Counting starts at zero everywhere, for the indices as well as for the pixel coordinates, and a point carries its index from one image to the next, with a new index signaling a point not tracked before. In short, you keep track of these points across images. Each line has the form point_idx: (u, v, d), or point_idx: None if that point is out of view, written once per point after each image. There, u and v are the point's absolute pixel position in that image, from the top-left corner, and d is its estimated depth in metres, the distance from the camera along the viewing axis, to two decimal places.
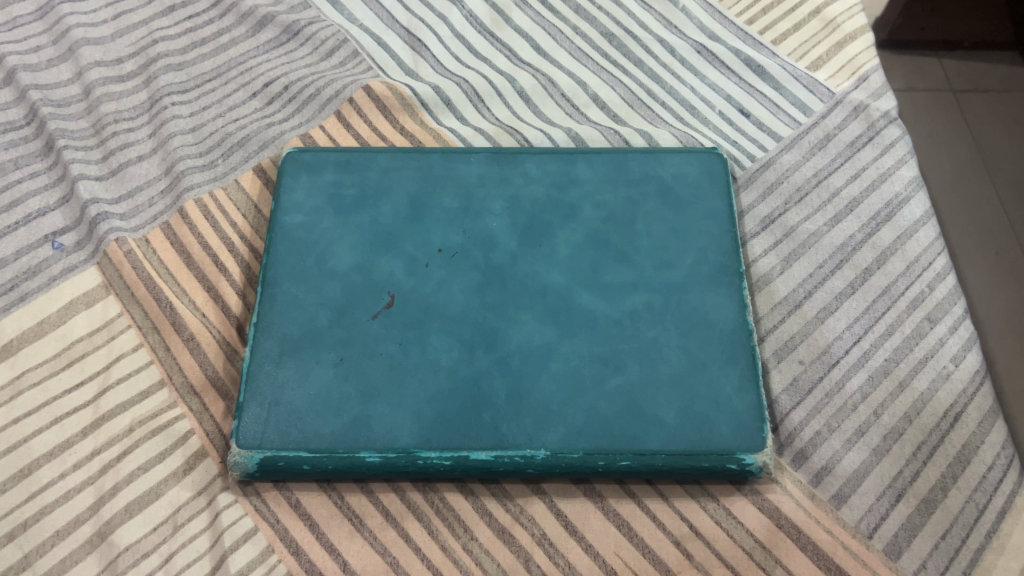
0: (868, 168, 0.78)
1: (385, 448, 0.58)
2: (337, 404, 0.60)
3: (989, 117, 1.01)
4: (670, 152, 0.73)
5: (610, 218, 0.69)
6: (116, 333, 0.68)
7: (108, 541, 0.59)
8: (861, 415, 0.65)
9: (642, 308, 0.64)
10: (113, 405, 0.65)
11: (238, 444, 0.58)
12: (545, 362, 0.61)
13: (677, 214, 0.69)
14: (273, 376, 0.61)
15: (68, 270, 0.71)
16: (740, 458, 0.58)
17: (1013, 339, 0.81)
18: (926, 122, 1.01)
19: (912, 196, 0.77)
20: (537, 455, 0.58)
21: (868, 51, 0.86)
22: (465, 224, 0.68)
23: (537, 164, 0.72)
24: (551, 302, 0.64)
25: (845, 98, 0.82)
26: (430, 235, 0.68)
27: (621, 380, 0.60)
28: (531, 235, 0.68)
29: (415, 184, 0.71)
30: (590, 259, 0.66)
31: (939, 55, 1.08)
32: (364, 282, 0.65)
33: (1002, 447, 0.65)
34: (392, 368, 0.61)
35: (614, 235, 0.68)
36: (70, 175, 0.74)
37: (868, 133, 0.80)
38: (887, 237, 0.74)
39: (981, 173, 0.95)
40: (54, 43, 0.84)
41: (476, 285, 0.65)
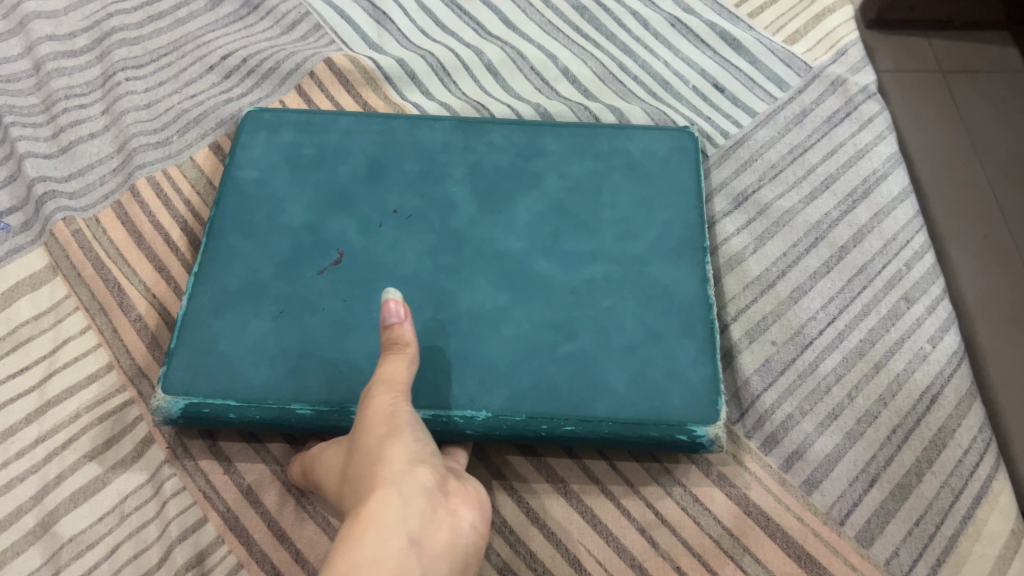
0: (845, 144, 0.76)
1: (319, 402, 0.56)
2: (272, 359, 0.57)
3: (977, 97, 0.99)
4: (642, 127, 0.71)
5: (573, 190, 0.66)
6: (63, 316, 0.66)
7: (51, 531, 0.57)
8: (834, 398, 0.63)
9: (600, 277, 0.61)
10: (59, 391, 0.63)
11: (164, 389, 0.56)
12: (495, 324, 0.58)
13: (644, 187, 0.66)
14: (208, 326, 0.58)
15: (14, 251, 0.68)
16: (690, 427, 0.55)
17: (997, 322, 0.79)
18: (914, 101, 0.99)
19: (890, 173, 0.74)
20: (479, 416, 0.55)
21: (847, 25, 0.84)
22: (424, 188, 0.66)
23: (504, 133, 0.70)
24: (506, 269, 0.61)
25: (823, 72, 0.80)
26: (387, 196, 0.65)
27: (573, 345, 0.58)
28: (490, 202, 0.65)
29: (375, 147, 0.68)
30: (549, 227, 0.64)
31: (928, 36, 1.05)
32: (312, 239, 0.62)
33: (980, 430, 0.63)
34: (334, 325, 0.58)
35: (576, 205, 0.65)
36: (17, 153, 0.72)
37: (845, 108, 0.78)
38: (864, 215, 0.72)
39: (969, 153, 0.93)
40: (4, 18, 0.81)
41: (428, 249, 0.62)
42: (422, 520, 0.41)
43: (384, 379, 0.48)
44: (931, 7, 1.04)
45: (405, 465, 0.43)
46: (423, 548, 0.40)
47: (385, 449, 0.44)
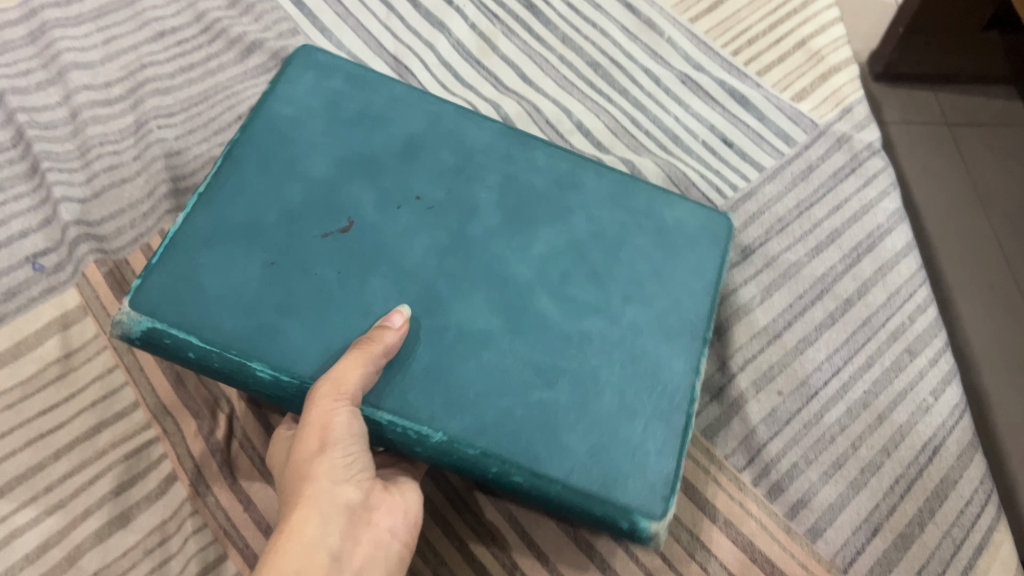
0: (850, 200, 0.78)
1: (280, 367, 0.50)
2: (246, 306, 0.51)
3: (986, 150, 1.05)
4: (686, 200, 0.66)
5: (597, 234, 0.61)
6: (92, 355, 0.69)
7: (77, 565, 0.60)
8: (839, 447, 0.65)
9: (600, 327, 0.56)
10: (88, 427, 0.65)
11: (130, 304, 0.51)
12: (479, 350, 0.53)
13: (667, 254, 0.61)
14: (191, 252, 0.52)
15: (47, 291, 0.71)
16: (640, 519, 0.50)
17: (1004, 376, 0.87)
18: (923, 153, 1.04)
19: (893, 228, 0.77)
20: (434, 437, 0.50)
21: (853, 83, 0.86)
22: (453, 183, 0.60)
23: (548, 155, 0.64)
24: (507, 294, 0.56)
25: (829, 129, 0.83)
26: (413, 177, 0.59)
27: (548, 396, 0.53)
28: (512, 224, 0.59)
29: (418, 124, 0.63)
30: (564, 260, 0.58)
31: (935, 90, 1.10)
32: (328, 195, 0.56)
33: (981, 481, 0.64)
34: (319, 295, 0.52)
35: (598, 248, 0.60)
36: (53, 197, 0.75)
37: (850, 165, 0.80)
38: (868, 269, 0.74)
39: (977, 210, 0.99)
40: (44, 67, 0.83)
41: (435, 248, 0.56)
42: (342, 540, 0.45)
43: (328, 379, 0.47)
44: (938, 63, 1.07)
45: (330, 485, 0.46)
46: (342, 565, 0.45)
47: (309, 467, 0.46)
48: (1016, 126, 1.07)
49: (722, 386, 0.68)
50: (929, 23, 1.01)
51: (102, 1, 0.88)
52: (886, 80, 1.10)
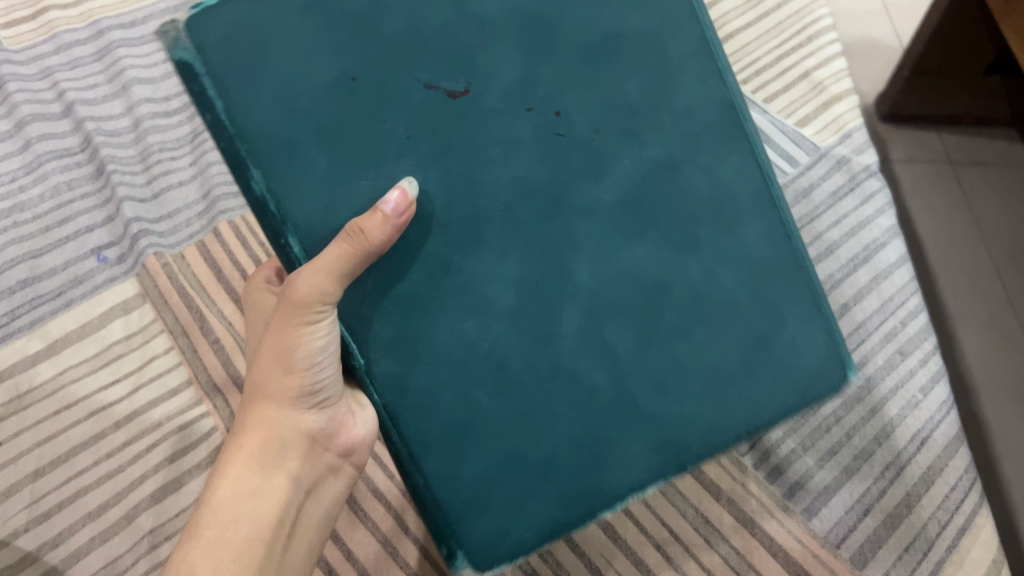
0: (849, 216, 0.84)
1: (275, 197, 0.45)
2: (290, 109, 0.45)
3: (986, 189, 1.11)
4: (825, 327, 0.55)
5: (698, 294, 0.52)
6: (150, 337, 0.75)
7: (134, 523, 0.66)
8: (834, 436, 0.70)
9: (618, 375, 0.51)
10: (145, 401, 0.71)
11: (187, 25, 0.44)
12: (468, 314, 0.49)
13: (746, 359, 0.52)
14: (287, 9, 0.45)
15: (109, 280, 0.78)
16: (458, 550, 0.49)
17: (995, 393, 0.94)
18: (926, 190, 1.11)
19: (889, 242, 0.82)
20: (356, 359, 0.48)
21: (853, 111, 0.92)
22: (605, 125, 0.51)
23: (740, 163, 0.53)
24: (539, 284, 0.50)
25: (829, 152, 0.89)
26: (565, 91, 0.50)
27: (489, 404, 0.49)
28: (626, 216, 0.51)
29: (638, 24, 0.51)
30: (645, 298, 0.51)
31: (939, 131, 1.16)
32: (469, 45, 0.48)
33: (966, 470, 0.69)
34: (368, 147, 0.46)
35: (682, 301, 0.52)
36: (117, 197, 0.82)
37: (849, 184, 0.87)
38: (864, 277, 0.80)
39: (977, 241, 1.07)
40: (108, 81, 0.91)
41: (519, 186, 0.49)
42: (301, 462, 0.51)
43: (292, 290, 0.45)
44: (942, 104, 1.13)
45: (292, 412, 0.50)
46: (299, 484, 0.51)
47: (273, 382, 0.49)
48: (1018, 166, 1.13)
49: None
50: (933, 65, 1.07)
51: (162, 24, 0.95)
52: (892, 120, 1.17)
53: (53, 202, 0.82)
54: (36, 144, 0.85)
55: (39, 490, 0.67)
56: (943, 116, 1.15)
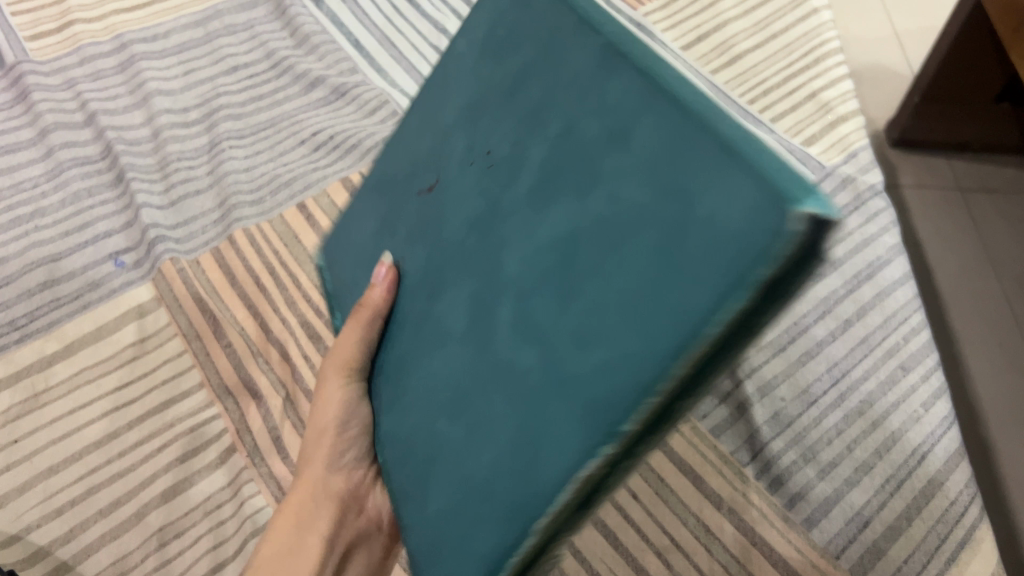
0: (853, 234, 0.85)
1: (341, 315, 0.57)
2: (356, 248, 0.58)
3: (996, 218, 1.14)
4: (772, 175, 0.26)
5: (601, 223, 0.33)
6: (164, 340, 0.76)
7: (144, 520, 0.67)
8: (835, 448, 0.71)
9: (542, 359, 0.34)
10: (158, 402, 0.73)
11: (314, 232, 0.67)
12: (434, 347, 0.44)
13: (665, 274, 0.29)
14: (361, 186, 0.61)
15: (126, 284, 0.80)
16: None
17: (1008, 411, 0.95)
18: (935, 217, 1.14)
19: (892, 259, 0.84)
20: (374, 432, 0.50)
21: (859, 131, 0.94)
22: (514, 96, 0.42)
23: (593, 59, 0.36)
24: (464, 289, 0.42)
25: (834, 171, 0.90)
26: (481, 98, 0.46)
27: (445, 431, 0.42)
28: (529, 166, 0.39)
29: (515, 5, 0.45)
30: (554, 248, 0.35)
31: (949, 157, 1.20)
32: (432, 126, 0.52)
33: (967, 484, 0.70)
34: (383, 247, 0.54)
35: (589, 240, 0.33)
36: (135, 203, 0.84)
37: (853, 203, 0.88)
38: (867, 294, 0.81)
39: (988, 267, 1.09)
40: (130, 93, 0.94)
41: (457, 201, 0.45)
42: (334, 525, 0.57)
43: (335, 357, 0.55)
44: (953, 130, 1.17)
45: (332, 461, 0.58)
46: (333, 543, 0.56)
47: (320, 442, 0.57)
48: None
49: (729, 392, 0.75)
50: (942, 92, 1.12)
51: (184, 39, 0.99)
52: (902, 146, 1.21)
53: (73, 207, 0.84)
54: (58, 151, 0.87)
55: (53, 487, 0.68)
56: (954, 141, 1.19)
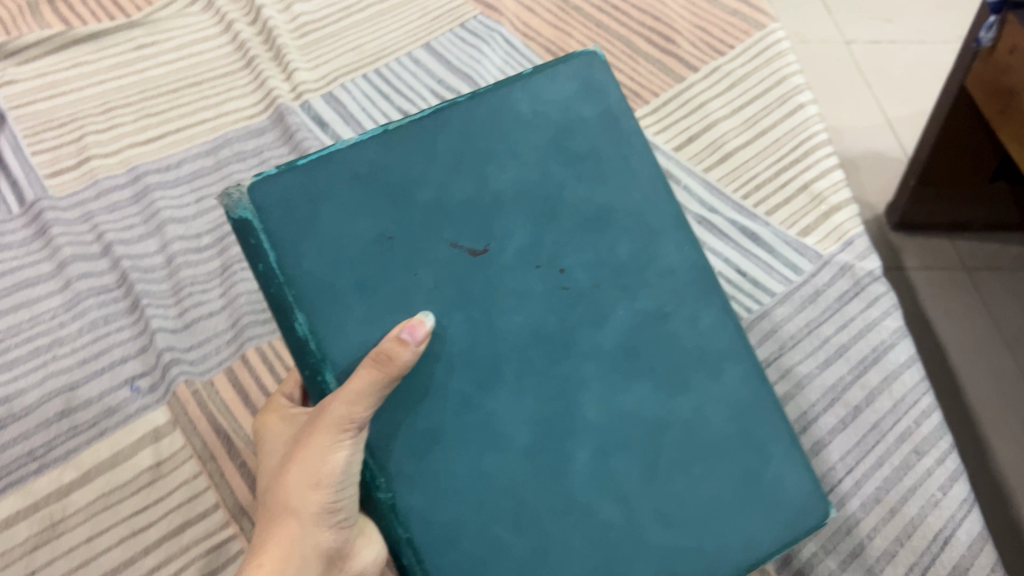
0: (855, 319, 0.86)
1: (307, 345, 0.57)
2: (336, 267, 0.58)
3: (1005, 294, 1.49)
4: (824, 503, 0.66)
5: (689, 426, 0.64)
6: (180, 462, 0.78)
7: None
8: (855, 538, 0.71)
9: (622, 511, 0.61)
10: (173, 525, 0.73)
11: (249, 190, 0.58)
12: (490, 449, 0.59)
13: (745, 485, 0.64)
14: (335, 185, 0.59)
15: (141, 409, 0.81)
16: None
17: None
18: (954, 297, 1.49)
19: (896, 343, 0.84)
20: (382, 493, 0.57)
21: (852, 220, 0.96)
22: (563, 277, 0.63)
23: (711, 320, 0.67)
24: (547, 412, 0.61)
25: (832, 259, 0.92)
26: (569, 257, 0.64)
27: (511, 537, 0.58)
28: (625, 362, 0.64)
29: (622, 205, 0.67)
30: (635, 433, 0.63)
31: (952, 239, 1.57)
32: (482, 217, 0.63)
33: (991, 569, 0.70)
34: (396, 298, 0.59)
35: (674, 443, 0.63)
36: (149, 328, 0.86)
37: (853, 289, 0.89)
38: (874, 378, 0.81)
39: (1002, 348, 1.41)
40: (144, 222, 0.97)
41: (534, 329, 0.62)
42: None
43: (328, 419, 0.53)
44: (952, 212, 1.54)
45: (314, 528, 0.55)
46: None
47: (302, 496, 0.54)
48: None
49: None
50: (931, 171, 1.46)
51: (195, 168, 1.03)
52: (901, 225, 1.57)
53: (91, 335, 0.86)
54: (76, 281, 0.90)
55: None
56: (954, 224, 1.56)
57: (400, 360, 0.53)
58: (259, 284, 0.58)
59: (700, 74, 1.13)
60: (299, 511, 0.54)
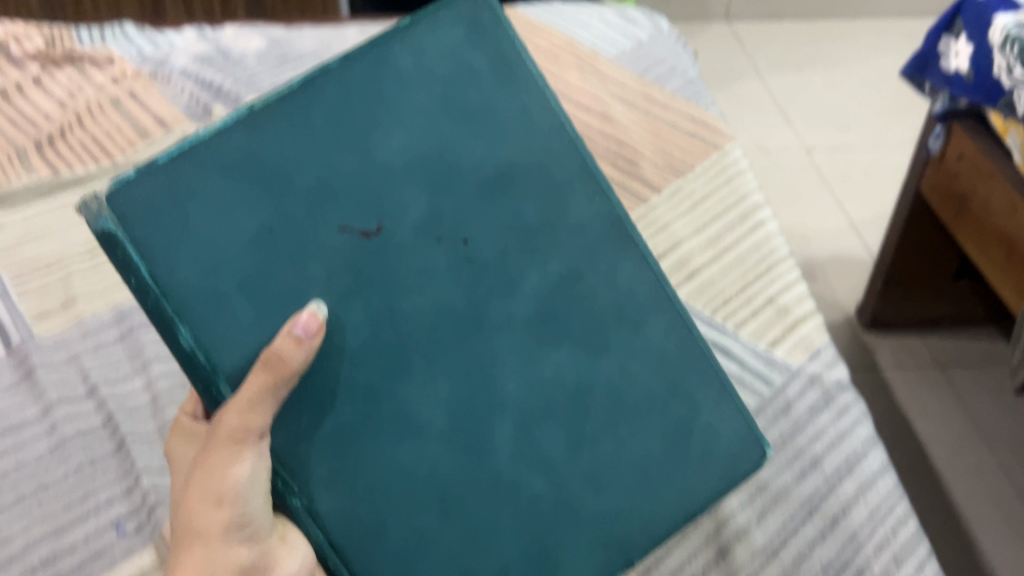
0: (827, 429, 0.89)
1: (196, 344, 0.60)
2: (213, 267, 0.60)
3: (978, 388, 1.52)
4: (762, 450, 0.77)
5: (612, 390, 0.72)
6: None
7: None
8: None
9: (547, 482, 0.69)
10: None
11: (105, 200, 0.58)
12: (407, 439, 0.65)
13: (666, 442, 0.73)
14: (206, 177, 0.60)
15: (126, 552, 0.81)
16: None
17: None
18: (928, 395, 1.52)
19: (868, 452, 0.87)
20: (295, 501, 0.63)
21: (818, 331, 1.00)
22: (470, 253, 0.67)
23: (631, 269, 0.73)
24: (462, 395, 0.67)
25: (801, 370, 0.95)
26: (471, 221, 0.67)
27: (435, 525, 0.65)
28: (537, 330, 0.69)
29: (524, 157, 0.69)
30: (559, 396, 0.70)
31: (922, 335, 1.63)
32: (376, 191, 0.64)
33: None
34: (289, 290, 0.61)
35: (596, 401, 0.71)
36: (135, 468, 0.87)
37: (823, 399, 0.92)
38: (848, 488, 0.83)
39: (981, 444, 1.43)
40: (129, 361, 0.99)
41: (438, 307, 0.66)
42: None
43: (221, 432, 0.58)
44: (919, 309, 1.60)
45: (222, 546, 0.59)
46: None
47: (207, 513, 0.59)
48: (997, 361, 1.56)
49: None
50: (895, 273, 1.54)
51: None
52: (871, 325, 1.63)
53: (76, 478, 0.87)
54: (62, 425, 0.91)
55: None
56: (925, 320, 1.62)
57: (290, 359, 0.57)
58: (136, 296, 0.60)
59: (663, 195, 1.18)
60: (207, 531, 0.59)
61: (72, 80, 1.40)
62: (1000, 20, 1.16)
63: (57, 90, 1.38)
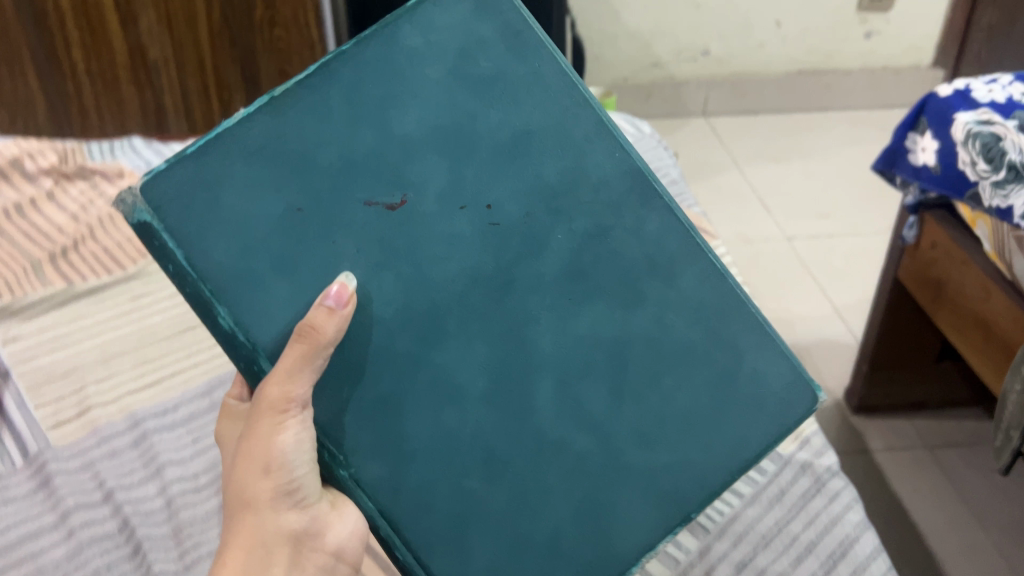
0: (820, 514, 0.92)
1: (235, 324, 0.64)
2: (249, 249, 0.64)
3: (966, 467, 1.56)
4: (802, 399, 0.75)
5: (652, 344, 0.73)
6: None
7: None
8: None
9: (593, 439, 0.72)
10: None
11: (141, 195, 0.64)
12: (445, 404, 0.69)
13: (713, 393, 0.74)
14: (233, 165, 0.65)
15: None
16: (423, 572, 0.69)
17: None
18: (919, 476, 1.55)
19: (859, 536, 0.90)
20: (343, 470, 0.67)
21: (807, 418, 1.04)
22: (494, 212, 0.71)
23: (659, 223, 0.74)
24: (501, 357, 0.70)
25: (792, 458, 0.98)
26: (494, 186, 0.71)
27: (481, 489, 0.69)
28: (568, 285, 0.72)
29: (540, 119, 0.72)
30: (598, 351, 0.72)
31: (910, 417, 1.67)
32: (397, 164, 0.68)
33: None
34: (322, 261, 0.65)
35: (637, 354, 0.73)
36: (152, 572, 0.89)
37: (815, 485, 0.96)
38: (843, 571, 0.87)
39: (974, 523, 1.46)
40: (144, 465, 1.02)
41: (464, 271, 0.70)
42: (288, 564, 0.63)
43: (264, 405, 0.62)
44: (905, 392, 1.65)
45: (272, 514, 0.63)
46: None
47: (256, 483, 0.63)
48: (983, 441, 1.61)
49: None
50: (882, 357, 1.59)
51: (192, 409, 1.09)
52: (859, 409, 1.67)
53: None
54: (79, 530, 0.93)
55: None
56: (911, 403, 1.67)
57: (321, 330, 0.62)
58: (175, 282, 0.65)
59: None
60: (257, 501, 0.63)
61: (84, 194, 1.48)
62: (961, 118, 1.25)
63: (70, 204, 1.45)
